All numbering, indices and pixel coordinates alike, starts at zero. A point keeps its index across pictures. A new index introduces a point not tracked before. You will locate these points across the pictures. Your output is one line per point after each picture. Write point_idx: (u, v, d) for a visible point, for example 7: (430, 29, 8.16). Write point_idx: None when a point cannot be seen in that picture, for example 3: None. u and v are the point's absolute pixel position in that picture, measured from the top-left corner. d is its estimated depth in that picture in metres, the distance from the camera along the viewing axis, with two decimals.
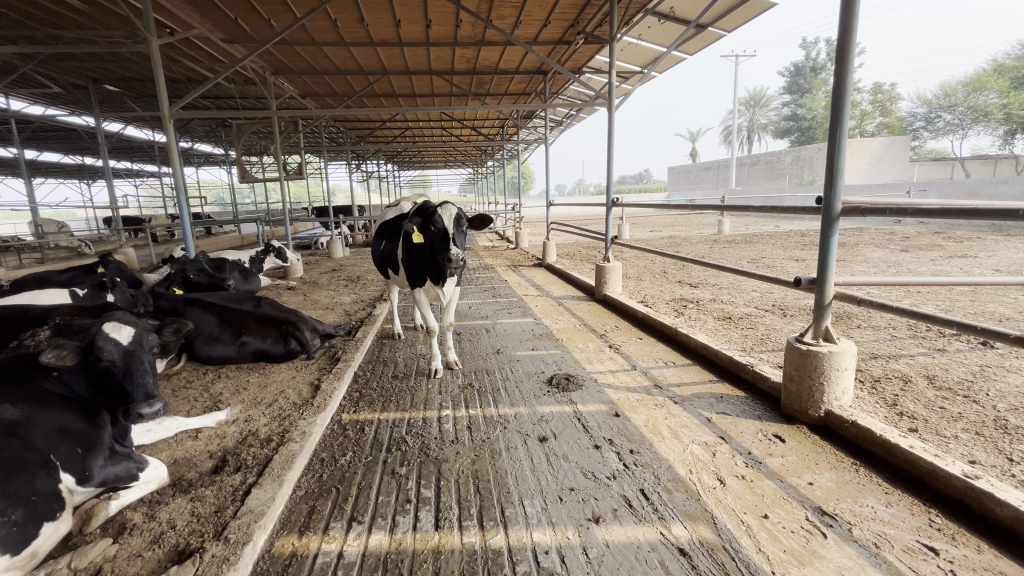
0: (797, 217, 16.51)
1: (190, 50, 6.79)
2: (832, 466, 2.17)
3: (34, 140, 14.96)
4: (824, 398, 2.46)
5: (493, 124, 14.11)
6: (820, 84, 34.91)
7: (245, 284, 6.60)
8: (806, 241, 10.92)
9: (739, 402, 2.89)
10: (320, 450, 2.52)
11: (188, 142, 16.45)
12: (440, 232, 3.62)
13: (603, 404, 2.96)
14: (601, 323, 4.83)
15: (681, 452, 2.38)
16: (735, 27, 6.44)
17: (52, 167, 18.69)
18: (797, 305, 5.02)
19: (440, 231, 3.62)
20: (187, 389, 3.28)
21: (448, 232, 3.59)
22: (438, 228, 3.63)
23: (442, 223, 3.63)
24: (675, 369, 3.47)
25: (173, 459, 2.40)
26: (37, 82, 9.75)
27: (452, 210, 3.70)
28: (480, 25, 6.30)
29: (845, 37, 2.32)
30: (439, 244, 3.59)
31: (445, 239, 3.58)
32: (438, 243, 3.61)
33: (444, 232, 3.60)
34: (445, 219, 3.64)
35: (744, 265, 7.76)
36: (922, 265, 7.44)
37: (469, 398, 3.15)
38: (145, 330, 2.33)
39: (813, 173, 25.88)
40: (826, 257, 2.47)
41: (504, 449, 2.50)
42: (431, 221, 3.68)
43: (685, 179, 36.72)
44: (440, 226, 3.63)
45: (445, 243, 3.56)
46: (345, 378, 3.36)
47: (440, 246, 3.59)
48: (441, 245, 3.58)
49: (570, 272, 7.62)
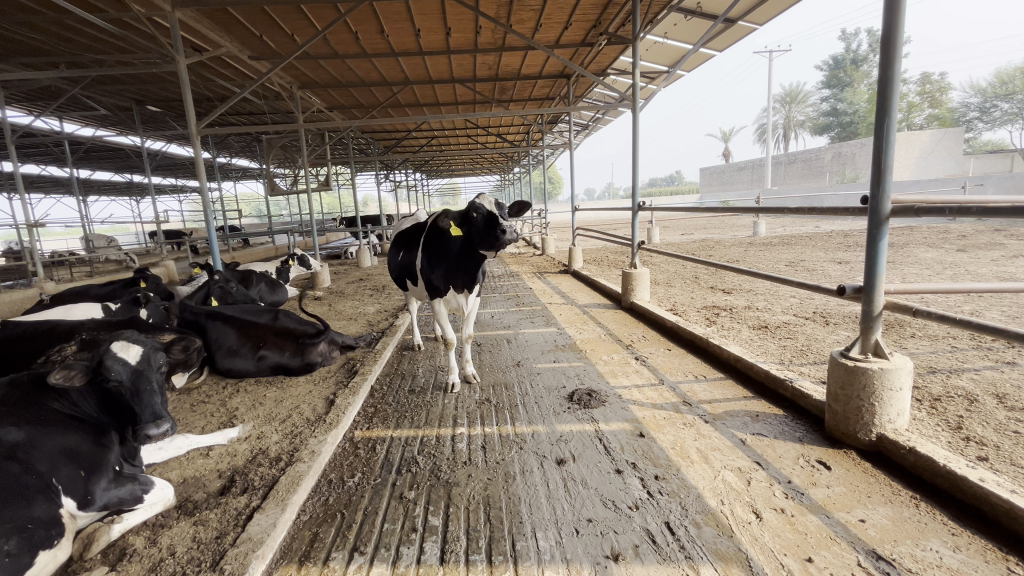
0: (839, 216, 15.72)
1: (221, 69, 7.02)
2: (887, 501, 1.92)
3: (86, 160, 15.86)
4: (875, 420, 2.20)
5: (518, 130, 14.05)
6: (862, 77, 33.41)
7: (272, 295, 6.71)
8: (848, 243, 10.33)
9: (778, 422, 2.64)
10: (330, 471, 2.44)
11: (225, 158, 17.08)
12: (485, 216, 3.54)
13: (627, 423, 2.77)
14: (628, 334, 4.61)
15: (712, 479, 2.17)
16: (767, 20, 6.15)
17: (103, 185, 19.79)
18: (841, 312, 4.68)
19: (484, 216, 3.54)
20: (205, 403, 3.28)
21: (494, 215, 3.52)
22: (481, 214, 3.55)
23: (484, 209, 3.56)
24: (706, 385, 3.23)
25: (182, 478, 2.36)
26: (86, 105, 10.31)
27: (489, 198, 3.67)
28: (500, 31, 6.22)
29: (891, 20, 2.09)
30: (488, 228, 3.50)
31: (492, 223, 3.50)
32: (485, 227, 3.51)
33: (489, 218, 3.53)
34: (486, 204, 3.59)
35: (782, 269, 7.37)
36: (982, 266, 6.88)
37: (485, 414, 3.02)
38: (153, 348, 2.31)
39: (856, 170, 24.68)
40: (874, 263, 2.22)
41: (518, 472, 2.34)
42: (472, 210, 3.60)
43: (717, 180, 35.72)
44: (483, 211, 3.55)
45: (493, 224, 3.49)
46: (360, 393, 3.29)
47: (488, 229, 3.50)
48: (489, 227, 3.50)
49: (597, 278, 7.43)
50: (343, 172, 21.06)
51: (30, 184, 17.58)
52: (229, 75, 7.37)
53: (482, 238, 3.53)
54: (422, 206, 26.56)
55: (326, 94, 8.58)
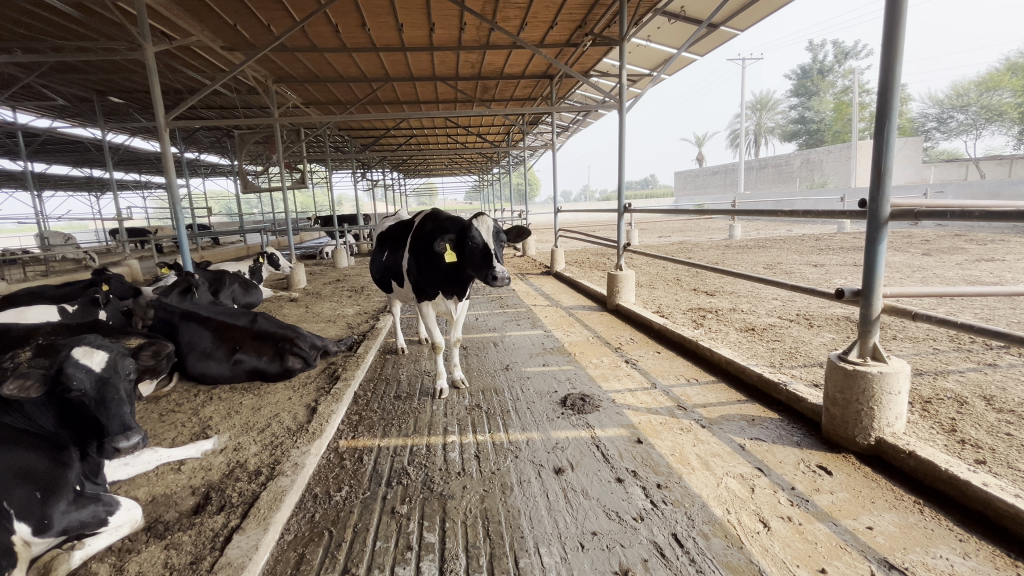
0: (810, 221, 16.18)
1: (191, 60, 6.71)
2: (891, 507, 1.91)
3: (42, 154, 15.03)
4: (874, 424, 2.19)
5: (499, 130, 13.96)
6: (828, 86, 34.59)
7: (246, 296, 6.42)
8: (820, 246, 10.61)
9: (774, 426, 2.62)
10: (314, 485, 2.29)
11: (193, 154, 16.44)
12: (480, 247, 3.35)
13: (623, 429, 2.70)
14: (616, 336, 4.57)
15: (715, 487, 2.12)
16: (748, 26, 6.22)
17: (59, 180, 18.78)
18: (823, 314, 4.74)
19: (479, 247, 3.35)
20: (175, 412, 3.07)
21: (489, 248, 3.33)
22: (477, 243, 3.36)
23: (480, 238, 3.37)
24: (699, 388, 3.20)
25: (151, 497, 2.17)
26: (42, 94, 9.72)
27: (488, 222, 3.46)
28: (485, 28, 6.12)
29: (892, 24, 2.08)
30: (481, 261, 3.33)
31: (487, 256, 3.32)
32: (478, 259, 3.34)
33: (484, 249, 3.34)
34: (483, 232, 3.39)
35: (761, 271, 7.49)
36: (949, 269, 7.14)
37: (476, 421, 2.91)
38: (120, 354, 2.13)
39: (824, 176, 25.52)
40: (872, 263, 2.21)
41: (516, 483, 2.25)
42: (467, 236, 3.40)
43: (692, 184, 36.43)
44: (479, 240, 3.36)
45: (486, 260, 3.32)
46: (344, 400, 3.13)
47: (480, 262, 3.34)
48: (481, 261, 3.33)
49: (580, 280, 7.39)
50: (318, 170, 20.53)
51: None
52: (199, 67, 7.06)
53: (473, 269, 3.37)
54: (398, 206, 26.18)
55: (303, 88, 8.31)
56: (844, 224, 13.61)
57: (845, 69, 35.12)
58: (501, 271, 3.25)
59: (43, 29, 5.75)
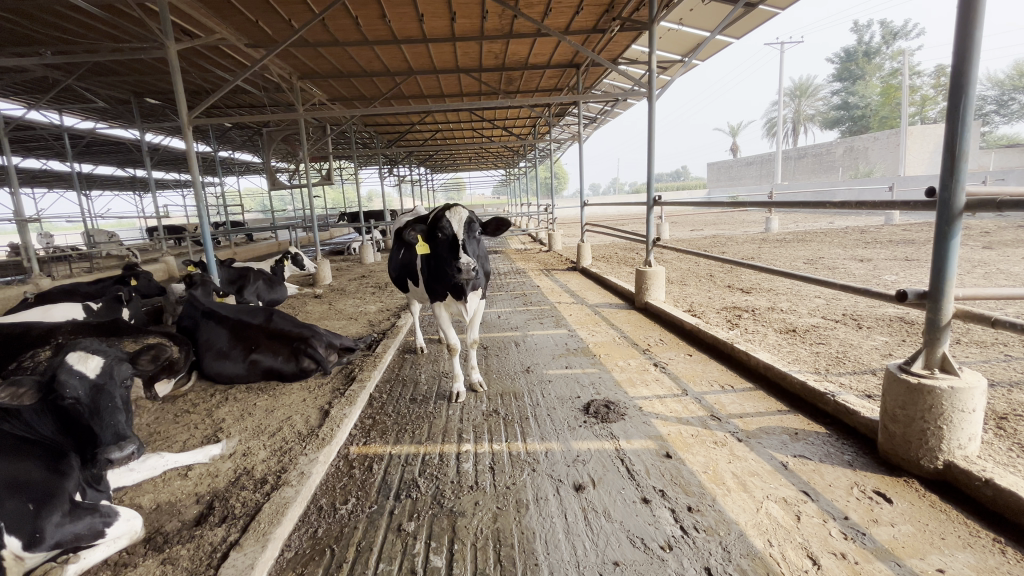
0: (853, 213, 15.31)
1: (217, 58, 6.77)
2: (965, 545, 1.65)
3: (88, 155, 15.67)
4: (943, 446, 1.92)
5: (524, 123, 13.74)
6: (874, 70, 32.74)
7: (271, 293, 6.45)
8: (867, 239, 9.97)
9: (821, 442, 2.35)
10: (320, 496, 2.18)
11: (227, 153, 16.84)
12: (449, 239, 3.21)
13: (650, 441, 2.49)
14: (644, 336, 4.33)
15: (754, 513, 1.89)
16: (790, 3, 5.79)
17: (105, 179, 19.60)
18: (873, 314, 4.36)
19: (448, 238, 3.22)
20: (190, 413, 3.03)
21: (457, 239, 3.17)
22: (446, 234, 3.22)
23: (450, 229, 3.22)
24: (734, 396, 2.95)
25: (155, 504, 2.11)
26: (83, 97, 10.07)
27: (461, 213, 3.28)
28: (507, 16, 5.92)
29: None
30: (449, 252, 3.19)
31: (454, 247, 3.17)
32: (448, 251, 3.19)
33: (453, 239, 3.19)
34: (454, 223, 3.22)
35: (802, 267, 7.04)
36: (1015, 264, 6.53)
37: (493, 428, 2.75)
38: (115, 360, 2.17)
39: (869, 165, 24.17)
40: (944, 263, 1.92)
41: (532, 500, 2.08)
42: (438, 227, 3.27)
43: (725, 176, 35.21)
44: (448, 232, 3.22)
45: (454, 251, 3.16)
46: (358, 403, 3.03)
47: (450, 254, 3.19)
48: (450, 253, 3.18)
49: (607, 276, 7.13)
50: (347, 167, 20.79)
51: (33, 179, 17.44)
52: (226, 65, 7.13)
53: (445, 261, 3.22)
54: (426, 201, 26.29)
55: (327, 84, 8.32)
56: (893, 215, 12.79)
57: (894, 50, 33.13)
58: (466, 262, 3.02)
59: (74, 31, 5.88)
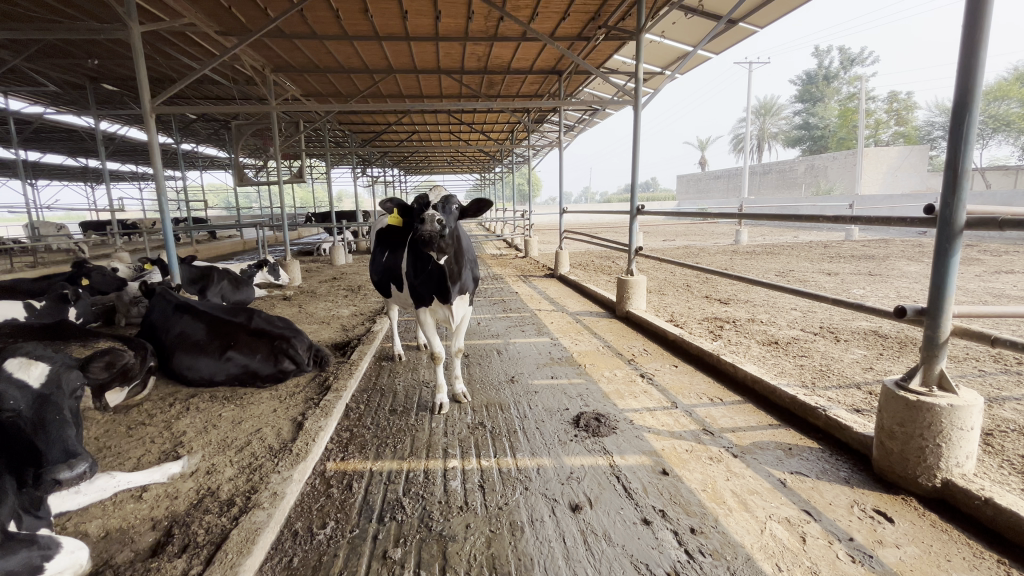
0: (817, 228, 15.91)
1: (185, 45, 6.43)
2: (972, 567, 1.62)
3: (35, 141, 14.66)
4: (941, 464, 1.91)
5: (502, 128, 13.69)
6: (833, 92, 34.45)
7: (236, 294, 6.13)
8: (831, 254, 10.34)
9: (816, 458, 2.33)
10: (294, 519, 1.99)
11: (191, 146, 16.09)
12: (422, 205, 3.08)
13: (645, 457, 2.41)
14: (627, 346, 4.29)
15: (759, 535, 1.82)
16: (769, 23, 5.93)
17: (54, 169, 18.39)
18: (849, 327, 4.46)
19: (422, 205, 3.08)
20: (145, 426, 2.76)
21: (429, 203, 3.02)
22: (421, 202, 3.10)
23: (425, 199, 3.10)
24: (725, 409, 2.90)
25: (104, 532, 1.88)
26: (32, 80, 9.40)
27: (442, 189, 3.16)
28: (494, 18, 5.84)
29: (974, 15, 1.81)
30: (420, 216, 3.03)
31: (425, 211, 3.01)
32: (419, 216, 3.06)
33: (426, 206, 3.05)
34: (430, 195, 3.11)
35: (774, 278, 7.21)
36: (970, 282, 6.88)
37: (480, 443, 2.61)
38: (64, 367, 1.96)
39: (829, 183, 25.32)
40: (943, 279, 1.92)
41: (527, 521, 1.95)
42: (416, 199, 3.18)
43: (694, 189, 36.18)
44: (423, 200, 3.10)
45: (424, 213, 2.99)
46: (334, 415, 2.82)
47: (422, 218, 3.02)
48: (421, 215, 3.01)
49: (586, 284, 7.12)
50: (318, 166, 20.23)
51: None
52: (194, 53, 6.79)
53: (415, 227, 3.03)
54: None
55: (302, 79, 8.03)
56: (853, 231, 13.33)
57: (851, 75, 35.02)
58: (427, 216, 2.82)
59: (24, 7, 5.46)
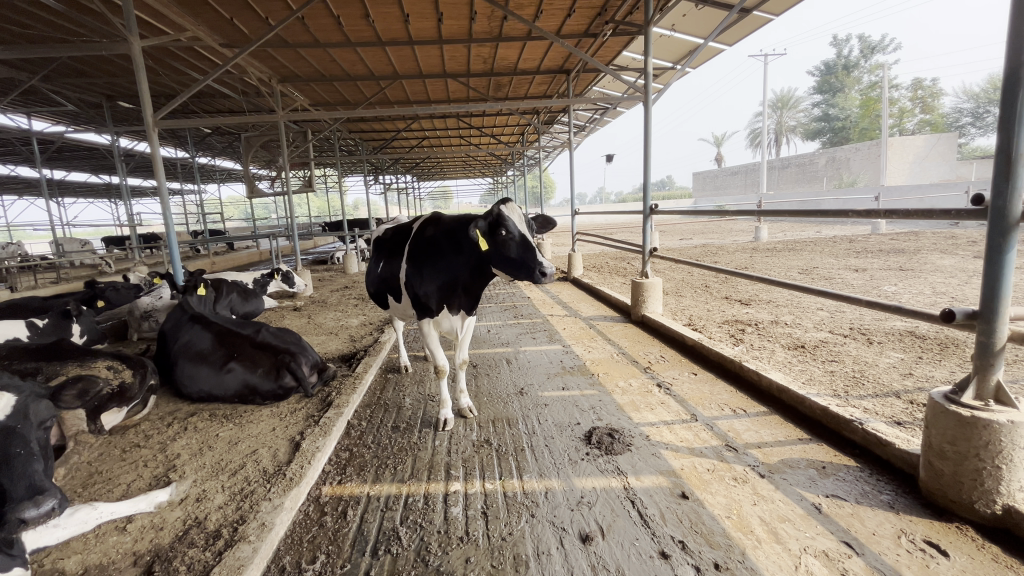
0: (841, 222, 15.33)
1: (192, 59, 6.47)
2: None
3: (59, 159, 15.02)
4: (1002, 488, 1.67)
5: (512, 130, 13.56)
6: (853, 82, 33.47)
7: (244, 305, 6.07)
8: (857, 248, 9.93)
9: (854, 479, 2.10)
10: (283, 553, 1.86)
11: (207, 159, 16.34)
12: (517, 239, 2.94)
13: (663, 478, 2.22)
14: (643, 353, 4.08)
15: (792, 571, 1.62)
16: (785, 10, 5.65)
17: (78, 186, 18.87)
18: (883, 328, 4.17)
19: (516, 238, 2.94)
20: (140, 449, 2.67)
21: (527, 239, 2.93)
22: (512, 233, 2.94)
23: (515, 227, 2.95)
24: (749, 422, 2.69)
25: (83, 569, 1.77)
26: (51, 99, 9.61)
27: (519, 210, 3.07)
28: (497, 18, 5.70)
29: None
30: (518, 253, 2.91)
31: (524, 248, 2.92)
32: (515, 252, 2.92)
33: (522, 238, 2.93)
34: (517, 221, 2.98)
35: (798, 276, 6.88)
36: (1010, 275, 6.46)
37: (485, 462, 2.46)
38: (31, 397, 1.92)
39: (851, 175, 24.53)
40: (998, 279, 1.69)
41: (532, 555, 1.78)
42: (500, 224, 2.95)
43: (711, 185, 35.51)
44: (514, 231, 2.94)
45: (526, 251, 2.91)
46: (333, 434, 2.69)
47: (519, 255, 2.92)
48: (521, 253, 2.92)
49: (599, 287, 6.90)
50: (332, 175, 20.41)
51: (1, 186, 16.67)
52: (201, 66, 6.83)
53: (509, 265, 2.96)
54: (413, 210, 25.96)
55: (309, 88, 8.04)
56: (880, 224, 12.81)
57: (871, 63, 34.06)
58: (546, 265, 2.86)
59: (33, 26, 5.53)
